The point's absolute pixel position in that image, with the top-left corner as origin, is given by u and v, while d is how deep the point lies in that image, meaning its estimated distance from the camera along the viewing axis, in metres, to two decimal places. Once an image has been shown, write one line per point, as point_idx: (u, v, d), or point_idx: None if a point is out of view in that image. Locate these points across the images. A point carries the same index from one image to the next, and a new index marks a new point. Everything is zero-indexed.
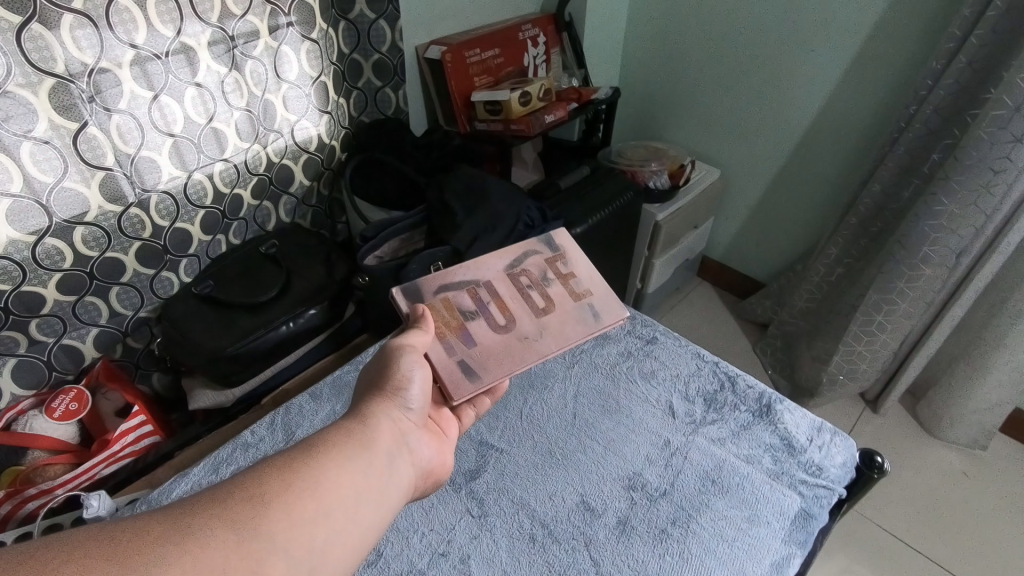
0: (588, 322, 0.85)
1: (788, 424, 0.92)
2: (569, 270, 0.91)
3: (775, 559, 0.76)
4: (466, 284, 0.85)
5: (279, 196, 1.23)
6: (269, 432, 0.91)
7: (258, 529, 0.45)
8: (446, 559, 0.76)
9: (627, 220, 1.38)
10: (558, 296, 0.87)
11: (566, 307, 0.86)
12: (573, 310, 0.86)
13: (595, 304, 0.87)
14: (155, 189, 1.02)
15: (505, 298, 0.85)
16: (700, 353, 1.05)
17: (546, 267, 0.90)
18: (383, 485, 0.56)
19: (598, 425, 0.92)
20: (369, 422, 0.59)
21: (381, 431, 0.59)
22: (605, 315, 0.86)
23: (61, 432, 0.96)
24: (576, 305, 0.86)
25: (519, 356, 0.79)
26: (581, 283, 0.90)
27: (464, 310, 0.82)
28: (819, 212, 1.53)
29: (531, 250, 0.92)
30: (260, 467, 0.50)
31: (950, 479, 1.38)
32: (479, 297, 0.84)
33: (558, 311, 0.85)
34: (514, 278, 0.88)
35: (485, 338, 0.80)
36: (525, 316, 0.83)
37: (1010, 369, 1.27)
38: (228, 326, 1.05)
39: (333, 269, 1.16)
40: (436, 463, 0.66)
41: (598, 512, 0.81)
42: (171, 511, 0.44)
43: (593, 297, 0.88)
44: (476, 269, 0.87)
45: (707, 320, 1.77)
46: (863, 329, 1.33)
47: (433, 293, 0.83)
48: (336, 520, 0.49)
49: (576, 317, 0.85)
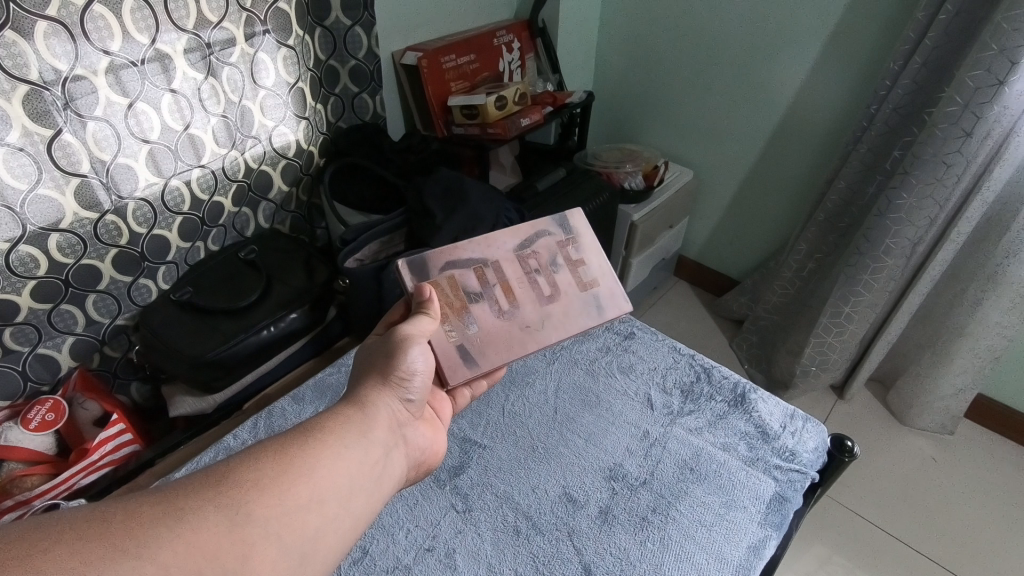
0: (590, 316, 0.86)
1: (761, 412, 0.95)
2: (579, 256, 0.90)
3: (752, 542, 0.79)
4: (475, 263, 0.84)
5: (258, 202, 1.23)
6: (251, 435, 0.91)
7: (253, 513, 0.46)
8: (431, 553, 0.77)
9: (603, 220, 1.41)
10: (565, 284, 0.87)
11: (571, 297, 0.86)
12: (576, 300, 0.86)
13: (600, 295, 0.88)
14: (132, 197, 1.01)
15: (513, 281, 0.84)
16: (676, 346, 1.08)
17: (555, 253, 0.88)
18: (377, 475, 0.57)
19: (579, 418, 0.94)
20: (362, 411, 0.60)
21: (379, 422, 0.61)
22: (608, 309, 0.87)
23: (37, 443, 0.94)
24: (582, 295, 0.87)
25: (519, 344, 0.80)
26: (589, 271, 0.89)
27: (469, 291, 0.82)
28: (789, 210, 1.58)
29: (542, 231, 0.89)
30: (255, 454, 0.51)
31: (921, 463, 1.42)
32: (486, 278, 0.83)
33: (562, 300, 0.85)
34: (526, 261, 0.86)
35: (487, 323, 0.81)
36: (533, 303, 0.84)
37: (972, 356, 1.32)
38: (210, 331, 1.05)
39: (314, 273, 1.17)
40: (429, 452, 0.69)
41: (581, 503, 0.82)
42: (167, 494, 0.44)
43: (599, 289, 0.88)
44: (486, 247, 0.86)
45: (684, 318, 1.81)
46: (832, 321, 1.37)
47: (440, 269, 0.82)
48: (331, 507, 0.51)
49: (580, 309, 0.86)
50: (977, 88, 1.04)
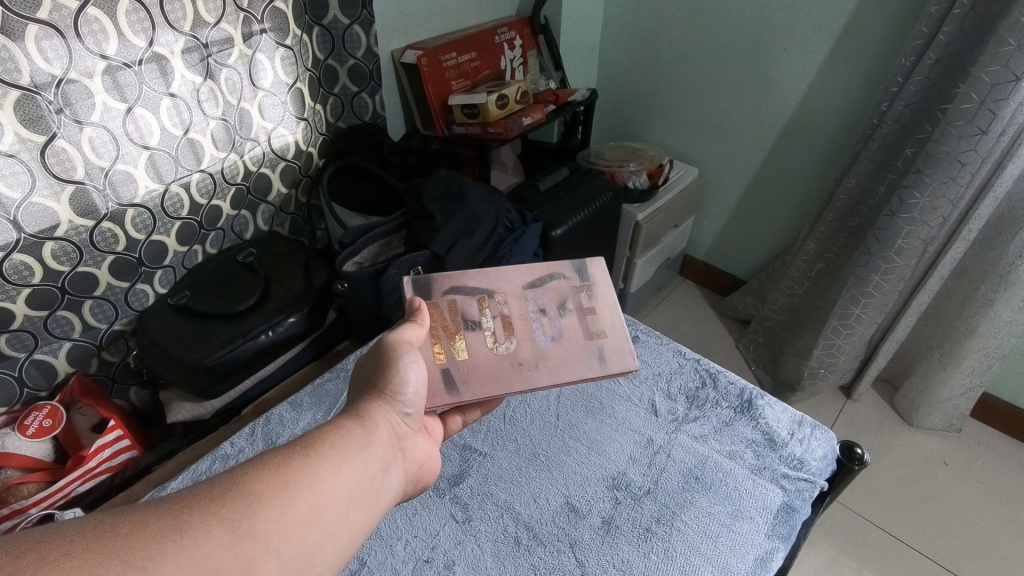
0: (585, 367, 0.79)
1: (768, 419, 0.93)
2: (590, 304, 0.86)
3: (759, 554, 0.77)
4: (479, 293, 0.83)
5: (257, 204, 1.21)
6: (249, 443, 0.89)
7: (255, 528, 0.44)
8: (431, 565, 0.75)
9: (607, 221, 1.39)
10: (570, 329, 0.83)
11: (574, 343, 0.82)
12: (575, 347, 0.81)
13: (606, 348, 0.82)
14: (131, 203, 1.00)
15: (516, 317, 0.82)
16: (681, 350, 1.05)
17: (561, 300, 0.85)
18: (375, 490, 0.55)
19: (580, 425, 0.92)
20: (359, 424, 0.59)
21: (377, 436, 0.59)
22: (611, 362, 0.81)
23: (35, 450, 0.93)
24: (585, 345, 0.82)
25: (506, 379, 0.76)
26: (599, 321, 0.85)
27: (467, 318, 0.81)
28: (797, 210, 1.55)
29: (557, 273, 0.88)
30: (257, 463, 0.49)
31: (930, 465, 1.39)
32: (487, 308, 0.82)
33: (564, 345, 0.81)
34: (532, 305, 0.84)
35: (478, 353, 0.78)
36: (530, 343, 0.80)
37: (981, 356, 1.29)
38: (206, 336, 1.03)
39: (313, 277, 1.15)
40: (426, 468, 0.66)
41: (583, 513, 0.81)
42: (171, 505, 0.43)
43: (605, 340, 0.83)
44: (493, 279, 0.85)
45: (690, 318, 1.78)
46: (841, 323, 1.35)
47: (442, 293, 0.82)
48: (328, 522, 0.49)
49: (578, 359, 0.80)
50: (993, 85, 1.01)
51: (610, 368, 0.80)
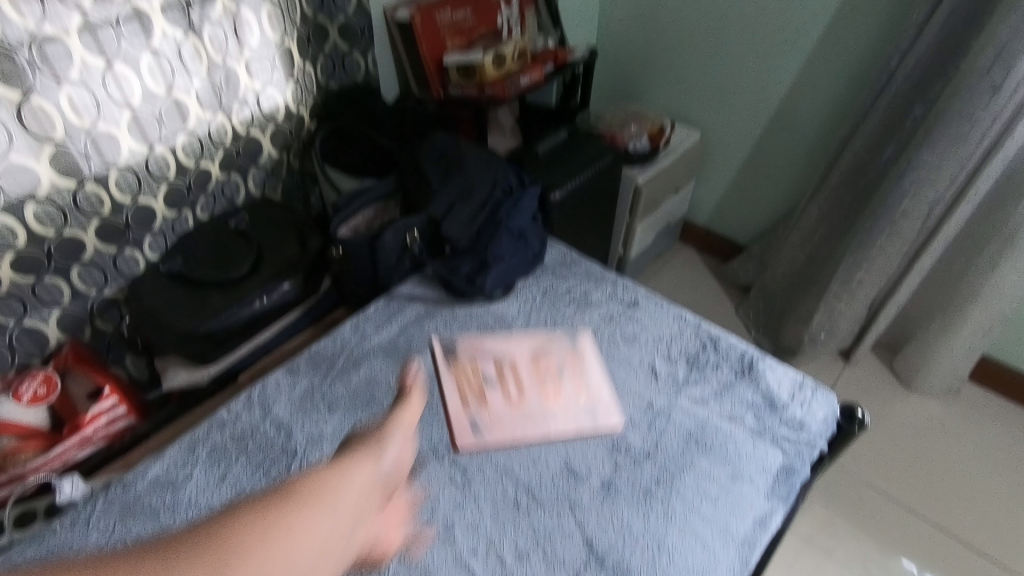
0: (569, 415, 0.87)
1: (769, 381, 0.92)
2: (588, 366, 0.95)
3: (758, 515, 0.77)
4: (495, 355, 0.96)
5: (247, 169, 1.18)
6: (246, 410, 0.89)
7: (247, 561, 0.31)
8: (431, 528, 0.75)
9: (607, 184, 1.35)
10: (570, 387, 0.91)
11: (573, 399, 0.89)
12: (559, 397, 0.90)
13: (597, 407, 0.88)
14: (115, 164, 0.97)
15: (521, 375, 0.93)
16: (682, 314, 1.03)
17: (550, 360, 0.95)
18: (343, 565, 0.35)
19: (581, 389, 0.91)
20: (327, 471, 0.38)
21: (349, 501, 0.37)
22: (602, 417, 0.87)
23: (30, 417, 0.92)
24: (580, 400, 0.89)
25: (518, 428, 0.86)
26: (595, 381, 0.92)
27: (487, 375, 0.92)
28: (800, 172, 1.52)
29: (558, 339, 0.98)
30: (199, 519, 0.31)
31: (928, 428, 1.40)
32: (503, 369, 0.94)
33: (564, 400, 0.89)
34: (528, 365, 0.94)
35: (498, 409, 0.88)
36: (523, 399, 0.90)
37: (983, 320, 1.28)
38: (200, 303, 1.02)
39: (307, 243, 1.12)
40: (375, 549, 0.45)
41: (583, 476, 0.80)
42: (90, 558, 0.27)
43: (597, 399, 0.89)
44: (507, 343, 0.98)
45: (689, 283, 1.75)
46: (843, 287, 1.33)
47: (466, 352, 0.96)
48: None
49: (564, 410, 0.88)
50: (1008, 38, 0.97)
51: (598, 423, 0.86)
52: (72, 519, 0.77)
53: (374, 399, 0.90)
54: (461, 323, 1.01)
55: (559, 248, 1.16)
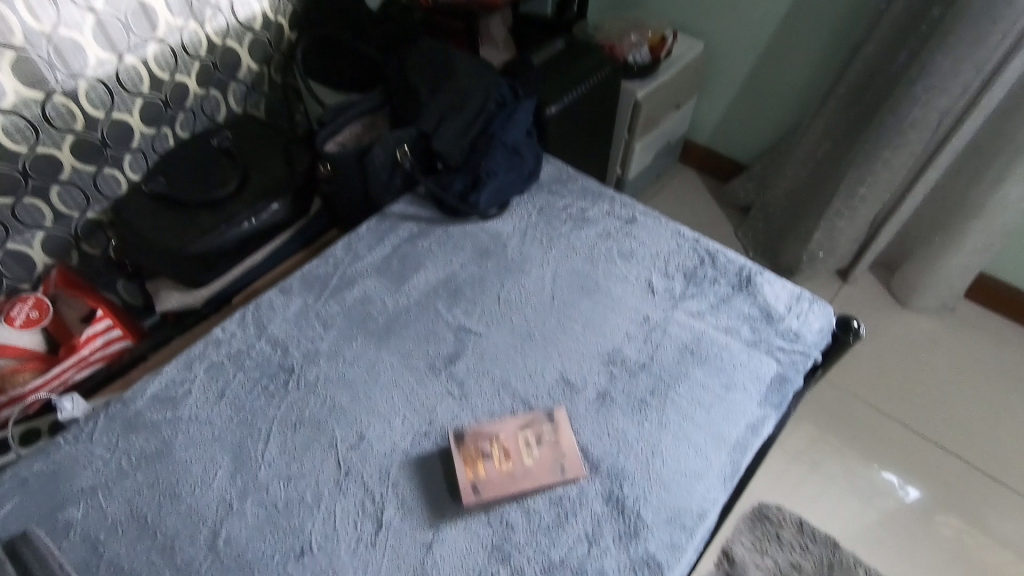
0: (544, 477, 0.72)
1: (766, 294, 0.92)
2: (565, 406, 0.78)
3: (750, 421, 0.79)
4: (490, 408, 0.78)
5: (226, 83, 1.12)
6: (240, 328, 0.88)
7: None
8: (429, 437, 0.77)
9: (605, 98, 1.29)
10: (544, 433, 0.75)
11: (546, 444, 0.74)
12: (550, 458, 0.73)
13: (566, 454, 0.73)
14: (83, 75, 0.92)
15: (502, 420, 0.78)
16: (680, 229, 1.01)
17: (555, 414, 0.77)
18: None
19: (577, 304, 0.91)
20: None
21: None
22: (566, 469, 0.72)
23: (25, 340, 0.92)
24: (549, 449, 0.74)
25: (506, 480, 0.71)
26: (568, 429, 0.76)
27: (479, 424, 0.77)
28: (807, 85, 1.45)
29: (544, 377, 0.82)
30: None
31: (921, 345, 1.42)
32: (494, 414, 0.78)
33: (541, 447, 0.74)
34: (529, 420, 0.76)
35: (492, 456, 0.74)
36: (512, 458, 0.73)
37: (985, 235, 1.26)
38: (186, 223, 0.99)
39: (294, 161, 1.08)
40: None
41: (578, 387, 0.81)
42: None
43: (564, 444, 0.74)
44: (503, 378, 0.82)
45: (687, 204, 1.71)
46: (845, 203, 1.31)
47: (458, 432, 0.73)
48: None
49: (539, 463, 0.73)
50: None
51: (568, 475, 0.72)
52: (76, 434, 0.78)
53: (369, 316, 0.89)
54: (456, 241, 0.99)
55: (555, 164, 1.13)
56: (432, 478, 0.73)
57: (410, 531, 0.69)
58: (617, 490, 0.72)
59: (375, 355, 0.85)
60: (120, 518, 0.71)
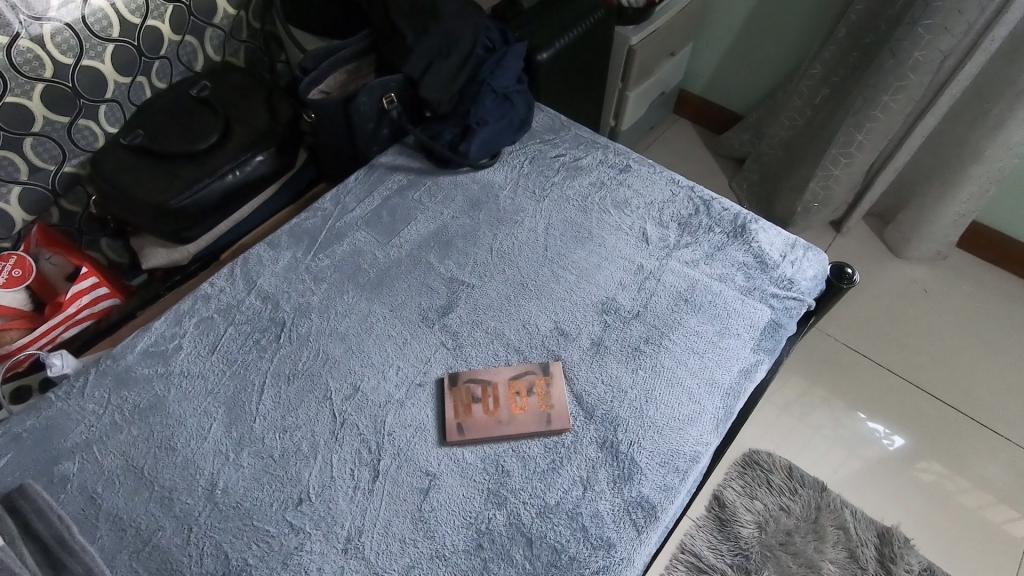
0: (528, 427, 0.73)
1: (761, 242, 0.91)
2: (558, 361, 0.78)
3: (743, 367, 0.79)
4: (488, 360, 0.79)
5: (202, 29, 1.07)
6: (229, 283, 0.87)
7: None
8: (424, 388, 0.77)
9: (599, 44, 1.25)
10: (538, 387, 0.76)
11: (536, 395, 0.75)
12: (538, 409, 0.74)
13: (556, 406, 0.74)
14: (48, 18, 0.87)
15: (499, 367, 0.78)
16: (675, 178, 1.00)
17: (551, 367, 0.77)
18: None
19: (570, 255, 0.89)
20: None
21: None
22: (552, 422, 0.73)
23: (9, 299, 0.90)
24: (538, 402, 0.74)
25: (492, 427, 0.73)
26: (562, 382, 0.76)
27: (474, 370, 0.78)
28: (805, 30, 1.41)
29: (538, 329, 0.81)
30: None
31: (912, 294, 1.42)
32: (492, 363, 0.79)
33: (531, 398, 0.75)
34: (525, 372, 0.77)
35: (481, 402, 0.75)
36: (501, 407, 0.74)
37: (981, 182, 1.26)
38: (168, 176, 0.96)
39: (278, 111, 1.05)
40: None
41: (572, 335, 0.81)
42: None
43: (556, 396, 0.75)
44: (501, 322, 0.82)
45: (682, 156, 1.69)
46: (841, 151, 1.29)
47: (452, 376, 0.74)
48: None
49: (526, 414, 0.74)
50: None
51: (553, 428, 0.73)
52: (67, 390, 0.77)
53: (360, 269, 0.88)
54: (446, 193, 0.97)
55: (548, 112, 1.10)
56: (427, 427, 0.74)
57: (406, 478, 0.70)
58: (611, 436, 0.73)
59: (367, 308, 0.84)
60: (117, 471, 0.71)
